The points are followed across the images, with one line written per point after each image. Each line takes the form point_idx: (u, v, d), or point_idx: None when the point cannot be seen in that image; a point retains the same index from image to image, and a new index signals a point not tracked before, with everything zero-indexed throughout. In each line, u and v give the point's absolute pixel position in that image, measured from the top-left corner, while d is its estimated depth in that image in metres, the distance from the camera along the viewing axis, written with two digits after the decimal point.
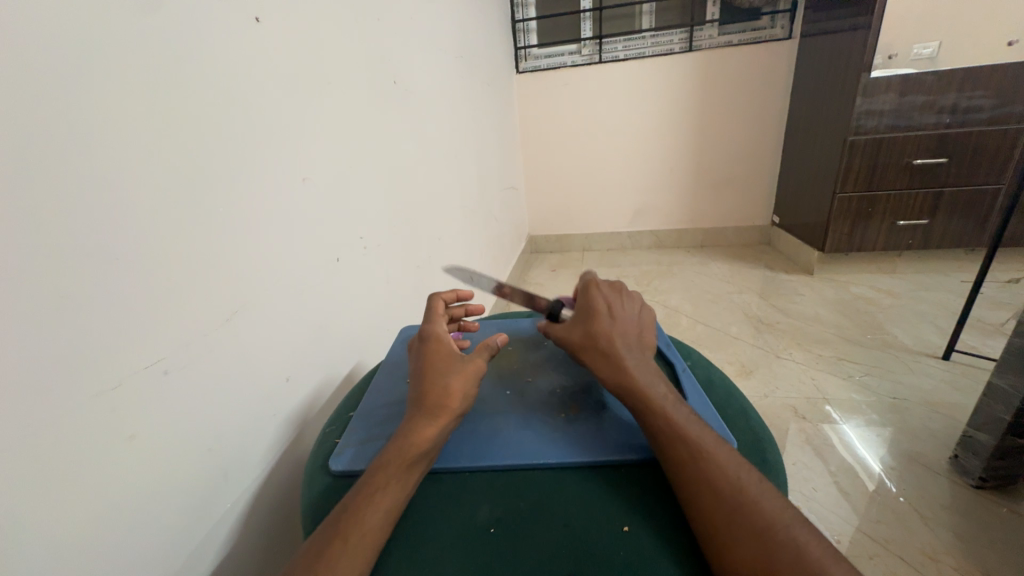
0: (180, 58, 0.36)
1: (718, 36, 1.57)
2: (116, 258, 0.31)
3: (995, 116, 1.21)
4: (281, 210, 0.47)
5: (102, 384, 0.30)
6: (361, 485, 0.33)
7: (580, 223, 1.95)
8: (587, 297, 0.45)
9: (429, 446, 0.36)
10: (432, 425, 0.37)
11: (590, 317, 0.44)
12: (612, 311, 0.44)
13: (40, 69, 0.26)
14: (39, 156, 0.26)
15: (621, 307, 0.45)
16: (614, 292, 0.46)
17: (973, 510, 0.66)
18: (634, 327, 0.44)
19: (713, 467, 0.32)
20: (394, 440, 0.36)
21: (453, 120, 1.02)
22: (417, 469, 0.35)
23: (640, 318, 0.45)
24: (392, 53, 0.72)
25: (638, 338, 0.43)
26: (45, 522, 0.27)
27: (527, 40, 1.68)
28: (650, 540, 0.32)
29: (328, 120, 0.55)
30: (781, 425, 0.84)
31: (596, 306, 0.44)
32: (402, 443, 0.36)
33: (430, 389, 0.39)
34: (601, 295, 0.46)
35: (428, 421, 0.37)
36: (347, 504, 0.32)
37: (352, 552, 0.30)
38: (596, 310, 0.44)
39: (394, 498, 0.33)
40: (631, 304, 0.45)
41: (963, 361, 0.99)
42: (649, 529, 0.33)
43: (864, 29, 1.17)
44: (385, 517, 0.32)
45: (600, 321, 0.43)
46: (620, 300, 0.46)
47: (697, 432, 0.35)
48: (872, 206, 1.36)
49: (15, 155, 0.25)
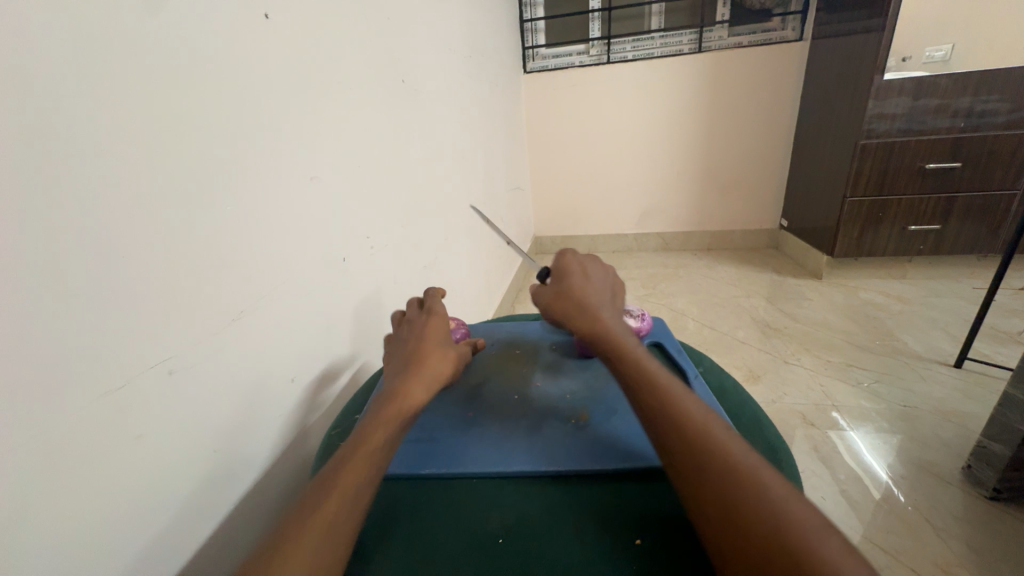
0: (188, 55, 0.35)
1: (727, 38, 1.55)
2: (124, 255, 0.31)
3: (1011, 121, 1.19)
4: (288, 209, 0.47)
5: (110, 383, 0.30)
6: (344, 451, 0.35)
7: (586, 225, 1.94)
8: (567, 263, 0.49)
9: (417, 407, 0.40)
10: (424, 389, 0.41)
11: (568, 280, 0.47)
12: (587, 274, 0.48)
13: (45, 66, 0.26)
14: (47, 153, 0.26)
15: (595, 273, 0.49)
16: (589, 261, 0.50)
17: (986, 522, 0.64)
18: (608, 290, 0.47)
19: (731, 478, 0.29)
20: (386, 396, 0.40)
21: (460, 120, 1.02)
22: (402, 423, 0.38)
23: (614, 285, 0.49)
24: (400, 52, 0.72)
25: (611, 296, 0.47)
26: (53, 522, 0.27)
27: (535, 40, 1.68)
28: (659, 561, 0.31)
29: (335, 118, 0.55)
30: (788, 431, 0.83)
31: (574, 270, 0.48)
32: (395, 397, 0.39)
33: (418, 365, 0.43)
34: (579, 261, 0.49)
35: (422, 384, 0.41)
36: (327, 475, 0.33)
37: (327, 527, 0.30)
38: (574, 274, 0.47)
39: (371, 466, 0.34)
40: (604, 271, 0.50)
41: (975, 369, 0.97)
42: (659, 554, 0.31)
43: (877, 31, 1.16)
44: (362, 486, 0.33)
45: (580, 286, 0.46)
46: (595, 267, 0.49)
47: (695, 406, 0.34)
48: (882, 211, 1.34)
49: (22, 149, 0.25)
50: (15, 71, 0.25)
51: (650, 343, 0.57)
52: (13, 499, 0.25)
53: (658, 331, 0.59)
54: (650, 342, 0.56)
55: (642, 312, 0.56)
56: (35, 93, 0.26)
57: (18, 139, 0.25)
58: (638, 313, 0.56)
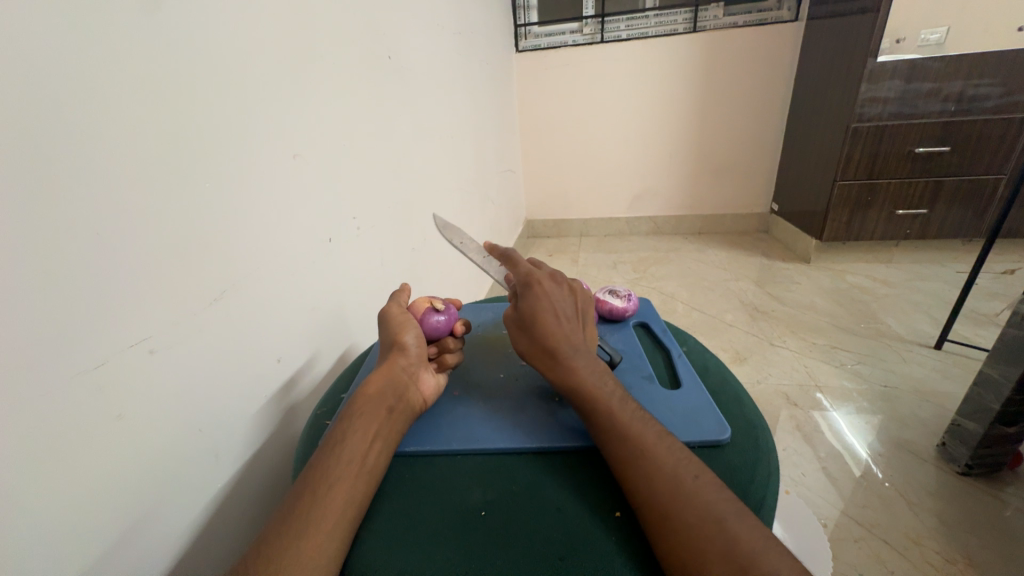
0: (169, 27, 0.34)
1: (723, 17, 1.53)
2: (100, 233, 0.30)
3: (1001, 105, 1.20)
4: (270, 188, 0.46)
5: (86, 362, 0.29)
6: (326, 442, 0.35)
7: (578, 208, 1.93)
8: (536, 295, 0.42)
9: (382, 392, 0.39)
10: (381, 375, 0.40)
11: (536, 320, 0.41)
12: (560, 313, 0.42)
13: (19, 34, 0.25)
14: (23, 128, 0.25)
15: (567, 303, 0.43)
16: (558, 288, 0.44)
17: (958, 496, 0.67)
18: (580, 323, 0.43)
19: (705, 520, 0.29)
20: (358, 393, 0.39)
21: (450, 99, 1.00)
22: (382, 412, 0.37)
23: (584, 306, 0.45)
24: (388, 28, 0.71)
25: (581, 323, 0.43)
26: (41, 499, 0.27)
27: (528, 18, 1.64)
28: (633, 534, 0.31)
29: (320, 94, 0.53)
30: (771, 411, 0.85)
31: (547, 307, 0.41)
32: (361, 394, 0.39)
33: (393, 346, 0.42)
34: (548, 293, 0.43)
35: (380, 373, 0.40)
36: (312, 485, 0.32)
37: (324, 539, 0.30)
38: (547, 313, 0.41)
39: (359, 468, 0.34)
40: (574, 299, 0.44)
41: (954, 350, 1.00)
42: (636, 528, 0.32)
43: (873, 12, 1.15)
44: (353, 488, 0.33)
45: (557, 332, 0.40)
46: (565, 291, 0.44)
47: (672, 456, 0.33)
48: (871, 195, 1.35)
49: (10, 120, 0.25)
50: None
51: (637, 324, 0.58)
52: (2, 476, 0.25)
53: (644, 312, 0.59)
54: (636, 323, 0.57)
55: (629, 292, 0.56)
56: (13, 63, 0.25)
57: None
58: (625, 294, 0.56)
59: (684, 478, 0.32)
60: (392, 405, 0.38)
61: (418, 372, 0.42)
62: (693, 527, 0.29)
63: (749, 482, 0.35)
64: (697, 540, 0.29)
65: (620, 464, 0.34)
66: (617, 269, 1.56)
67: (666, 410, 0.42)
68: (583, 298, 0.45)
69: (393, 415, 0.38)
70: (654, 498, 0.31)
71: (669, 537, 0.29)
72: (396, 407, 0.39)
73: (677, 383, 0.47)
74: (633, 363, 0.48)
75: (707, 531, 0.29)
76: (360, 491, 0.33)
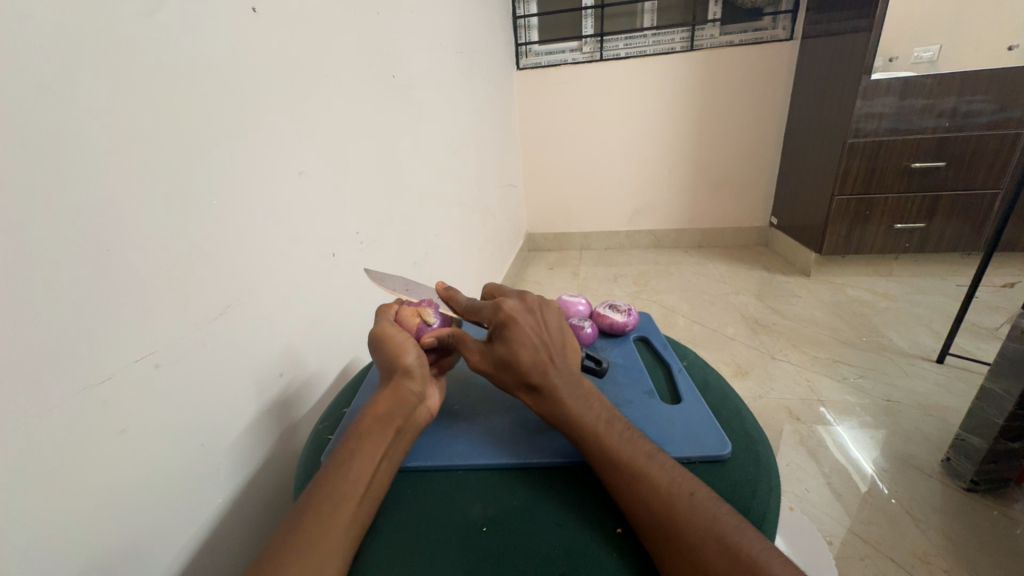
0: (177, 53, 0.36)
1: (719, 36, 1.56)
2: (108, 248, 0.30)
3: (995, 121, 1.22)
4: (274, 205, 0.46)
5: (92, 377, 0.30)
6: (333, 463, 0.35)
7: (579, 222, 1.95)
8: (513, 334, 0.40)
9: (388, 414, 0.38)
10: (387, 394, 0.39)
11: (517, 363, 0.39)
12: (543, 349, 0.40)
13: (36, 62, 0.26)
14: (36, 147, 0.26)
15: (547, 331, 0.41)
16: (537, 316, 0.42)
17: (965, 513, 0.66)
18: (562, 346, 0.41)
19: (709, 540, 0.29)
20: (365, 413, 0.38)
21: (452, 115, 1.02)
22: (390, 435, 0.37)
23: (560, 323, 0.43)
24: (392, 48, 0.73)
25: (562, 347, 0.41)
26: (42, 514, 0.27)
27: (528, 37, 1.68)
28: (635, 551, 0.31)
29: (325, 114, 0.55)
30: (775, 426, 0.85)
31: (527, 345, 0.40)
32: (369, 415, 0.38)
33: (395, 369, 0.40)
34: (529, 326, 0.41)
35: (387, 392, 0.39)
36: (312, 504, 0.32)
37: (323, 556, 0.30)
38: (530, 353, 0.39)
39: (364, 489, 0.34)
40: (552, 322, 0.42)
41: (956, 364, 0.99)
42: (638, 544, 0.32)
43: (865, 31, 1.17)
44: (354, 507, 0.33)
45: (542, 371, 0.39)
46: (537, 317, 0.42)
47: (670, 475, 0.33)
48: (869, 208, 1.36)
49: (25, 144, 0.26)
50: (11, 67, 0.25)
51: (637, 339, 0.58)
52: (8, 489, 0.25)
53: (644, 326, 0.60)
54: (636, 337, 0.57)
55: (629, 306, 0.57)
56: (28, 87, 0.26)
57: (13, 134, 0.25)
58: (625, 308, 0.57)
59: (686, 497, 0.31)
60: (401, 425, 0.38)
61: (423, 390, 0.41)
62: (697, 547, 0.29)
63: (751, 497, 0.35)
64: (700, 561, 0.28)
65: (619, 483, 0.33)
66: (618, 282, 1.56)
67: (667, 425, 0.42)
68: (555, 315, 0.43)
69: (400, 436, 0.38)
70: (650, 515, 0.31)
71: (672, 557, 0.29)
72: (404, 426, 0.38)
73: (678, 397, 0.47)
74: (634, 379, 0.48)
75: (709, 548, 0.29)
76: (360, 509, 0.33)
